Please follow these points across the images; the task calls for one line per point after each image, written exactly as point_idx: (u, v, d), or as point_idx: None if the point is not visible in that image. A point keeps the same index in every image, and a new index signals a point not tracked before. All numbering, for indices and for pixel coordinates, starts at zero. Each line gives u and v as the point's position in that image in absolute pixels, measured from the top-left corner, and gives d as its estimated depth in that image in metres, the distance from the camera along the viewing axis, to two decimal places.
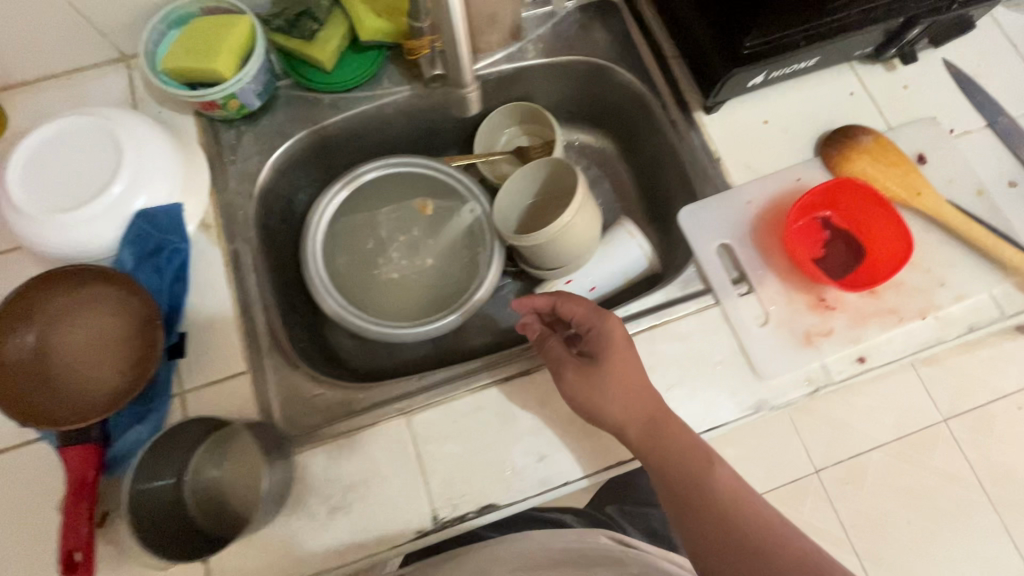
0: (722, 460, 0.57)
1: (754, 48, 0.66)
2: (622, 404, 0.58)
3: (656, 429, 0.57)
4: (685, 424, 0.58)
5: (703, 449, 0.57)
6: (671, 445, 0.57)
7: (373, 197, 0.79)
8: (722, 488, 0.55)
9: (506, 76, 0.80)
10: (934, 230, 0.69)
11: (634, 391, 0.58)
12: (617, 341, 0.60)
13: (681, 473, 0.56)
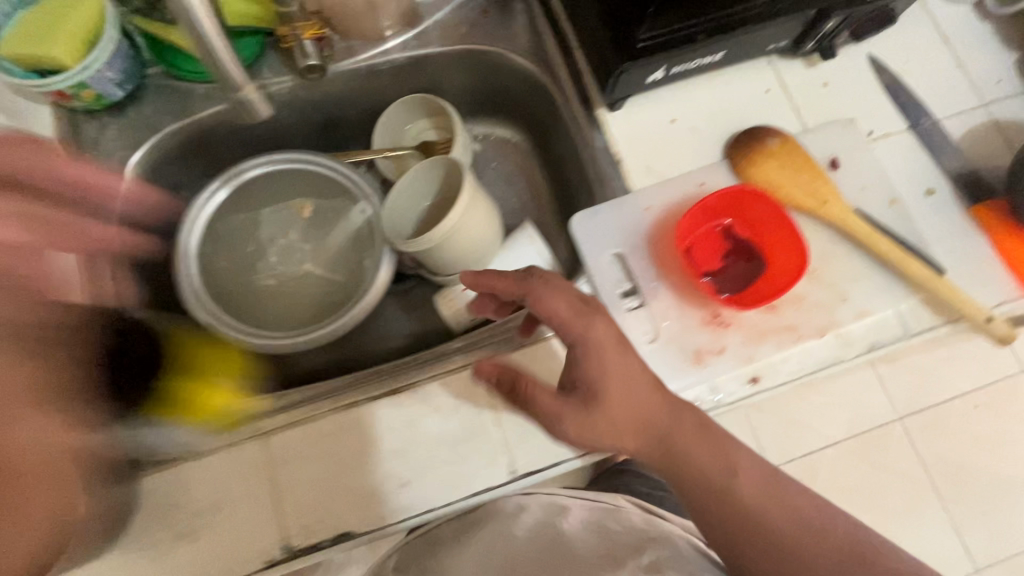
0: (747, 466, 0.55)
1: (647, 42, 0.60)
2: (619, 428, 0.53)
3: (670, 446, 0.54)
4: (702, 433, 0.54)
5: (727, 458, 0.55)
6: (694, 464, 0.54)
7: (257, 195, 0.74)
8: (745, 496, 0.54)
9: (400, 66, 0.74)
10: (841, 241, 0.65)
11: (639, 411, 0.53)
12: (608, 350, 0.53)
13: (706, 489, 0.54)
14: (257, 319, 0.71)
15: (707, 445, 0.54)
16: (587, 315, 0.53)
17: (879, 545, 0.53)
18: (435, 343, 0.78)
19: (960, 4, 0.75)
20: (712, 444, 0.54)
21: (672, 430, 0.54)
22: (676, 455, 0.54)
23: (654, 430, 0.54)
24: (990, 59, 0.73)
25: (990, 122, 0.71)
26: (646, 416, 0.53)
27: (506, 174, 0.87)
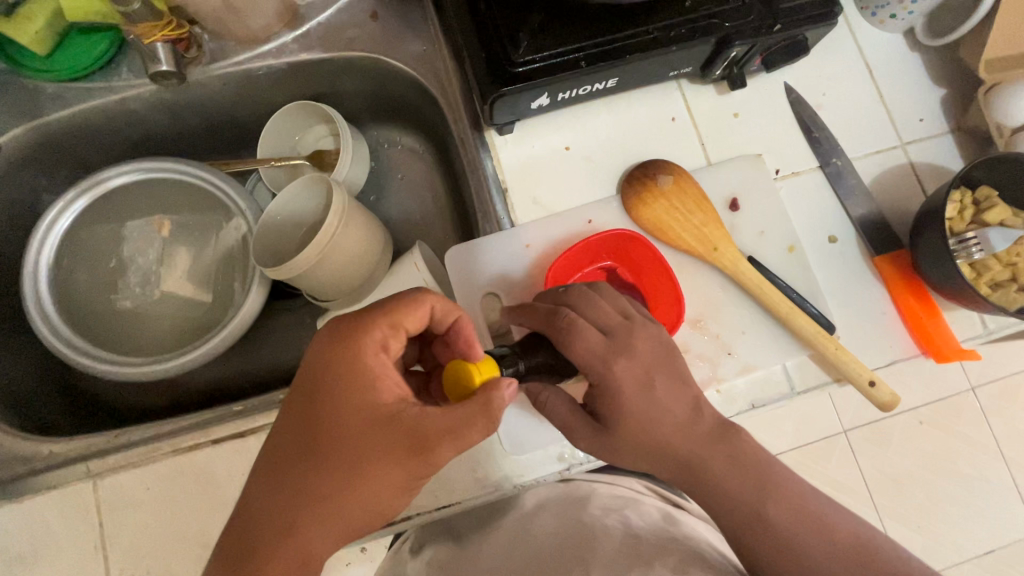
0: (784, 487, 0.49)
1: (523, 68, 0.54)
2: (646, 461, 0.50)
3: (697, 479, 0.49)
4: (729, 459, 0.49)
5: (760, 479, 0.49)
6: (716, 498, 0.49)
7: (121, 207, 0.68)
8: (786, 525, 0.48)
9: (279, 71, 0.68)
10: (731, 290, 0.61)
11: (662, 441, 0.49)
12: (627, 384, 0.49)
13: (734, 519, 0.48)
14: (116, 342, 0.66)
15: (739, 482, 0.49)
16: (618, 349, 0.49)
17: None
18: None
19: (891, 32, 0.69)
20: (747, 479, 0.49)
21: (698, 462, 0.49)
22: (709, 491, 0.49)
23: (682, 462, 0.49)
24: (916, 95, 0.68)
25: (907, 164, 0.66)
26: (671, 447, 0.49)
27: (411, 187, 0.81)
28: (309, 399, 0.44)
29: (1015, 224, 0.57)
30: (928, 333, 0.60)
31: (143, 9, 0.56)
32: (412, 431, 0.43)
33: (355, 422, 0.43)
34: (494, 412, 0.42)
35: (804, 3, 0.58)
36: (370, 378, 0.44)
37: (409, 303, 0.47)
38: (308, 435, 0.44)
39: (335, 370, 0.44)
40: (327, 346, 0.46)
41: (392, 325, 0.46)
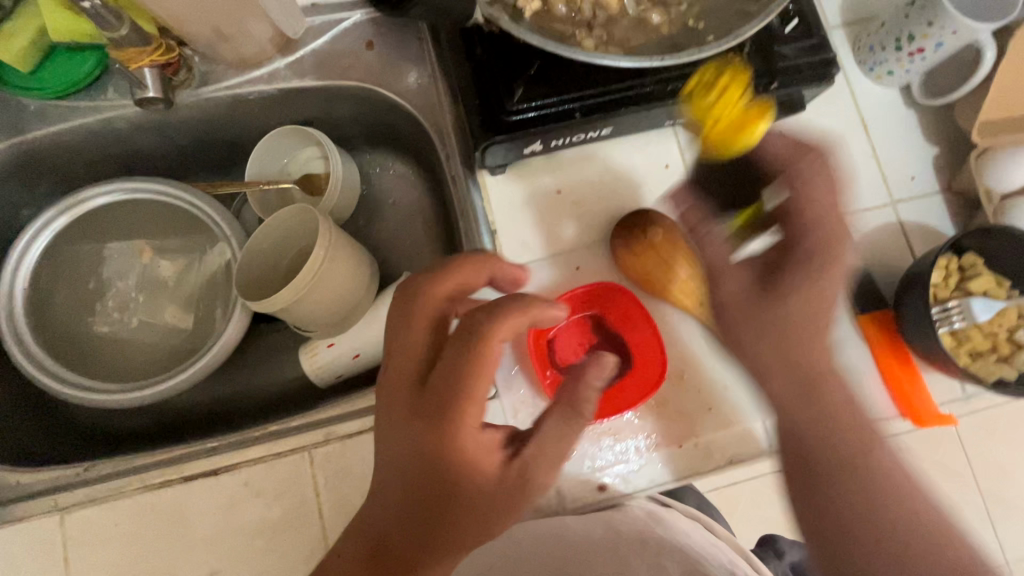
0: (843, 436, 0.52)
1: (517, 117, 0.53)
2: (785, 330, 0.52)
3: (789, 348, 0.52)
4: (841, 386, 0.53)
5: (860, 426, 0.52)
6: (793, 347, 0.52)
7: (103, 227, 0.66)
8: (875, 461, 0.52)
9: (271, 97, 0.66)
10: (716, 343, 0.61)
11: (797, 363, 0.52)
12: (815, 253, 0.51)
13: (836, 417, 0.52)
14: (91, 368, 0.64)
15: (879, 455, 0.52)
16: (790, 245, 0.53)
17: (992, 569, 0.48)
18: (298, 398, 0.72)
19: (888, 88, 0.69)
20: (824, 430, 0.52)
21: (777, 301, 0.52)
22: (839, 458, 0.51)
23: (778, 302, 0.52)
24: (909, 153, 0.68)
25: (897, 223, 0.66)
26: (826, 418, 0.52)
27: (401, 214, 0.80)
28: (413, 463, 0.43)
29: (997, 295, 0.57)
30: (908, 396, 0.61)
31: (131, 35, 0.55)
32: (523, 469, 0.45)
33: (472, 470, 0.43)
34: (583, 402, 0.46)
35: (803, 62, 0.57)
36: (466, 435, 0.42)
37: (470, 345, 0.42)
38: (430, 491, 0.43)
39: (429, 431, 0.43)
40: (405, 406, 0.44)
41: (460, 383, 0.42)
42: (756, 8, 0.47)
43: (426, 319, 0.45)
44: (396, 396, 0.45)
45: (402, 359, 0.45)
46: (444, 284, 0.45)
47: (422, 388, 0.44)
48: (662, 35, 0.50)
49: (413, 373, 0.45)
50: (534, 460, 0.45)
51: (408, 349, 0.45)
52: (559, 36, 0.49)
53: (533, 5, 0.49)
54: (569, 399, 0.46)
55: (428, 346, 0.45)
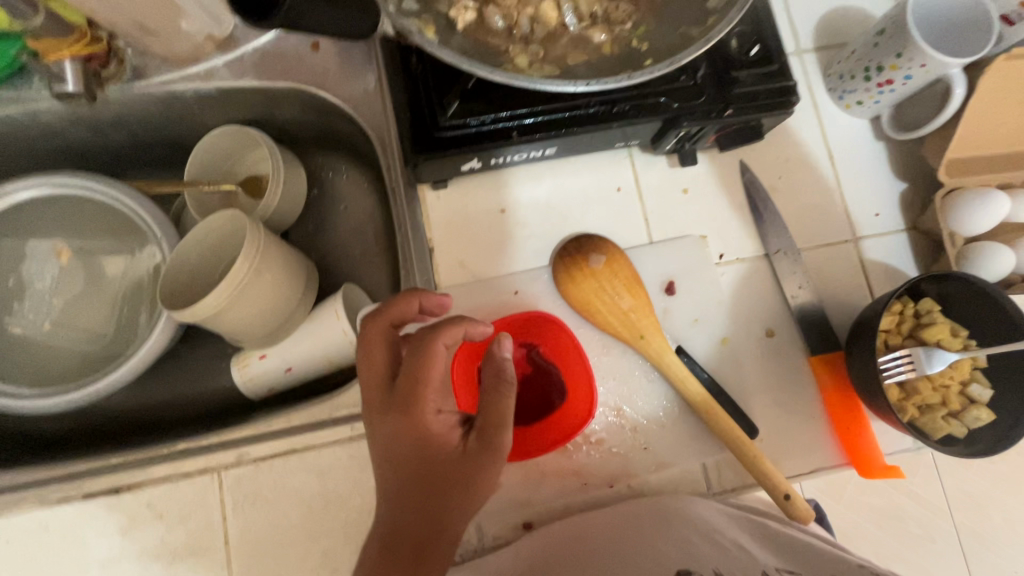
0: None
1: (450, 133, 0.51)
2: None
3: None
4: None
5: None
6: None
7: (29, 223, 0.63)
8: None
9: (208, 95, 0.63)
10: (656, 378, 0.58)
11: None
12: None
13: None
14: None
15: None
16: None
17: None
18: (228, 409, 0.69)
19: (857, 118, 0.66)
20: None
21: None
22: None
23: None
24: (875, 188, 0.65)
25: (858, 261, 0.63)
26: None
27: (351, 221, 0.77)
28: (392, 452, 0.46)
29: (951, 345, 0.54)
30: (855, 443, 0.57)
31: (49, 24, 0.52)
32: (486, 442, 0.46)
33: (438, 445, 0.46)
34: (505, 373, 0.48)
35: (760, 89, 0.54)
36: (427, 415, 0.45)
37: (422, 342, 0.46)
38: (413, 472, 0.45)
39: (395, 420, 0.45)
40: (377, 406, 0.47)
41: (417, 372, 0.46)
42: (700, 32, 0.44)
43: (383, 334, 0.49)
44: (368, 401, 0.48)
45: (368, 370, 0.48)
46: (392, 311, 0.49)
47: (389, 390, 0.47)
48: (604, 56, 0.47)
49: (380, 381, 0.48)
50: (492, 429, 0.46)
51: (371, 360, 0.48)
52: (492, 51, 0.46)
53: (467, 16, 0.46)
54: (493, 377, 0.47)
55: (391, 357, 0.49)
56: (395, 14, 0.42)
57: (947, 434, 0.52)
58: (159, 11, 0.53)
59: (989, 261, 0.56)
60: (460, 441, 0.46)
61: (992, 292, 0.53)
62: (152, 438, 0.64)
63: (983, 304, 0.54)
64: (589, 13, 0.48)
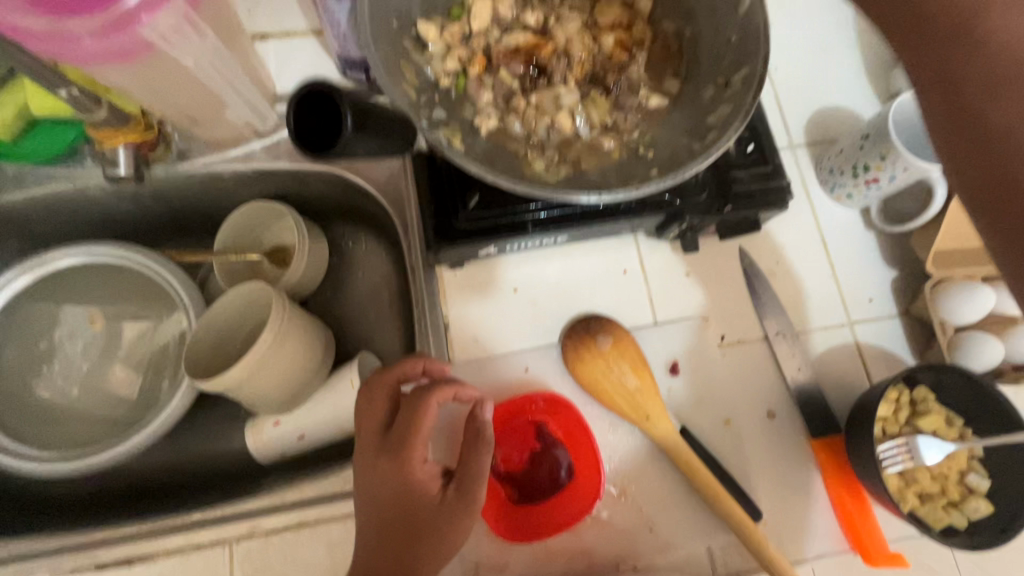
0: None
1: (469, 224, 0.55)
2: None
3: None
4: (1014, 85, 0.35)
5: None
6: None
7: (68, 289, 0.67)
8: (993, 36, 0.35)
9: (245, 175, 0.68)
10: (661, 458, 0.60)
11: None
12: None
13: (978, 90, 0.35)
14: (21, 434, 0.62)
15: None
16: None
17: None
18: (238, 474, 0.69)
19: (849, 209, 0.71)
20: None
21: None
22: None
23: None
24: (868, 275, 0.69)
25: (853, 344, 0.66)
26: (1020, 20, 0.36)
27: (367, 288, 0.80)
28: (377, 495, 0.48)
29: (947, 435, 0.56)
30: (857, 531, 0.57)
31: (109, 116, 0.57)
32: (461, 496, 0.48)
33: (419, 493, 0.48)
34: (485, 434, 0.50)
35: (756, 189, 0.59)
36: (414, 464, 0.48)
37: (417, 395, 0.50)
38: (392, 514, 0.48)
39: (385, 465, 0.48)
40: (370, 450, 0.50)
41: (410, 424, 0.49)
42: (701, 146, 0.48)
43: (386, 387, 0.52)
44: (363, 446, 0.51)
45: (367, 418, 0.51)
46: (397, 369, 0.52)
47: (383, 438, 0.50)
48: (613, 160, 0.51)
49: (376, 430, 0.50)
50: (469, 482, 0.48)
51: (371, 409, 0.51)
52: (512, 154, 0.51)
53: (489, 124, 0.51)
54: (471, 438, 0.50)
55: (391, 408, 0.51)
56: (428, 127, 0.47)
57: (948, 524, 0.54)
58: (207, 106, 0.59)
59: (980, 349, 0.59)
60: (440, 490, 0.49)
61: (986, 386, 0.55)
62: (162, 504, 0.65)
63: (977, 396, 0.56)
64: (599, 122, 0.53)
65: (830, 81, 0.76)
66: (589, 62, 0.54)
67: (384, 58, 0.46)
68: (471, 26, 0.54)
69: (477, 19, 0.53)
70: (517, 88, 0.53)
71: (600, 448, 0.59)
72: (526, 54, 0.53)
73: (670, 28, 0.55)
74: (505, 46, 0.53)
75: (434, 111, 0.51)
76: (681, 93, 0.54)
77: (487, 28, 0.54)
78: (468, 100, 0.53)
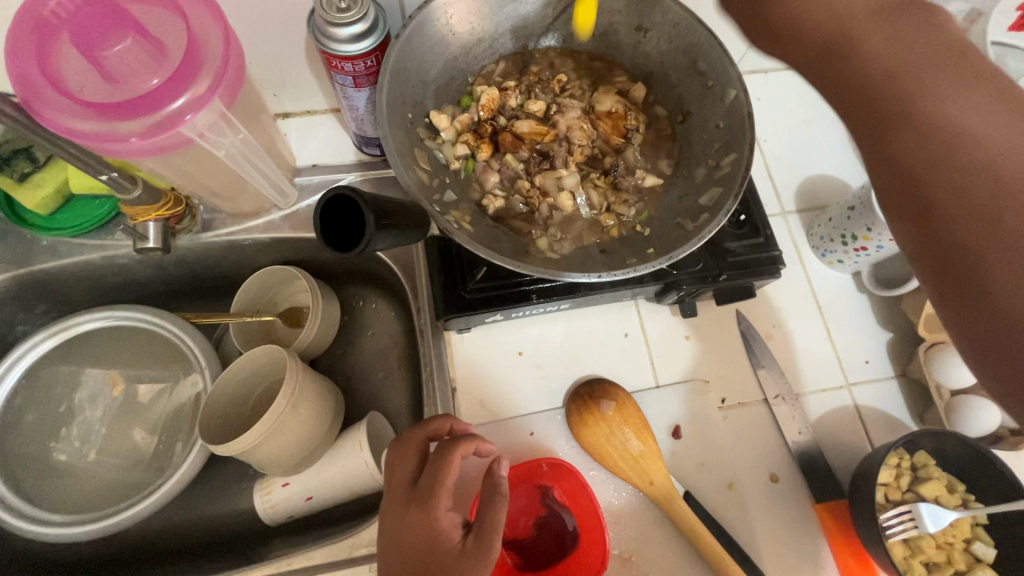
0: (892, 54, 0.37)
1: (477, 295, 0.58)
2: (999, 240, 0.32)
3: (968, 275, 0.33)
4: (940, 134, 0.35)
5: (851, 58, 0.39)
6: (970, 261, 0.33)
7: (91, 352, 0.70)
8: (909, 93, 0.36)
9: (263, 243, 0.72)
10: (666, 524, 0.60)
11: (956, 231, 0.33)
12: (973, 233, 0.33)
13: (914, 144, 0.35)
14: (35, 497, 0.63)
15: (975, 110, 0.34)
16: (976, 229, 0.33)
17: (882, 49, 0.37)
18: (243, 538, 0.69)
19: (841, 272, 0.74)
20: (946, 72, 0.36)
21: (854, 27, 0.39)
22: (968, 146, 0.34)
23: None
24: (863, 338, 0.71)
25: (853, 406, 0.67)
26: (946, 85, 0.35)
27: (377, 347, 0.82)
28: (403, 543, 0.47)
29: (949, 502, 0.56)
30: None
31: (144, 196, 0.61)
32: (478, 545, 0.47)
33: (442, 541, 0.47)
34: (499, 488, 0.50)
35: (749, 259, 0.62)
36: (439, 510, 0.47)
37: (443, 447, 0.50)
38: (413, 563, 0.46)
39: (413, 512, 0.48)
40: (399, 499, 0.50)
41: (436, 472, 0.49)
42: (694, 227, 0.51)
43: (417, 443, 0.52)
44: (392, 497, 0.51)
45: (396, 472, 0.52)
46: (427, 425, 0.53)
47: (410, 489, 0.50)
48: (612, 237, 0.56)
49: (404, 483, 0.51)
50: (488, 529, 0.47)
51: (402, 462, 0.52)
52: (516, 232, 0.55)
53: (496, 204, 0.56)
54: (489, 490, 0.50)
55: (420, 462, 0.52)
56: (439, 212, 0.50)
57: None
58: (229, 184, 0.63)
59: (975, 415, 0.60)
60: (460, 539, 0.48)
61: (988, 454, 0.56)
62: (169, 569, 0.65)
63: (978, 463, 0.57)
64: (598, 202, 0.57)
65: (817, 152, 0.80)
66: (589, 146, 0.59)
67: (399, 148, 0.51)
68: (479, 113, 0.58)
69: (486, 107, 0.58)
70: (522, 170, 0.58)
71: (605, 513, 0.60)
72: (530, 139, 0.58)
73: (661, 113, 0.61)
74: (511, 131, 0.59)
75: (443, 193, 0.55)
76: (675, 173, 0.58)
77: (494, 115, 0.59)
78: (477, 182, 0.58)
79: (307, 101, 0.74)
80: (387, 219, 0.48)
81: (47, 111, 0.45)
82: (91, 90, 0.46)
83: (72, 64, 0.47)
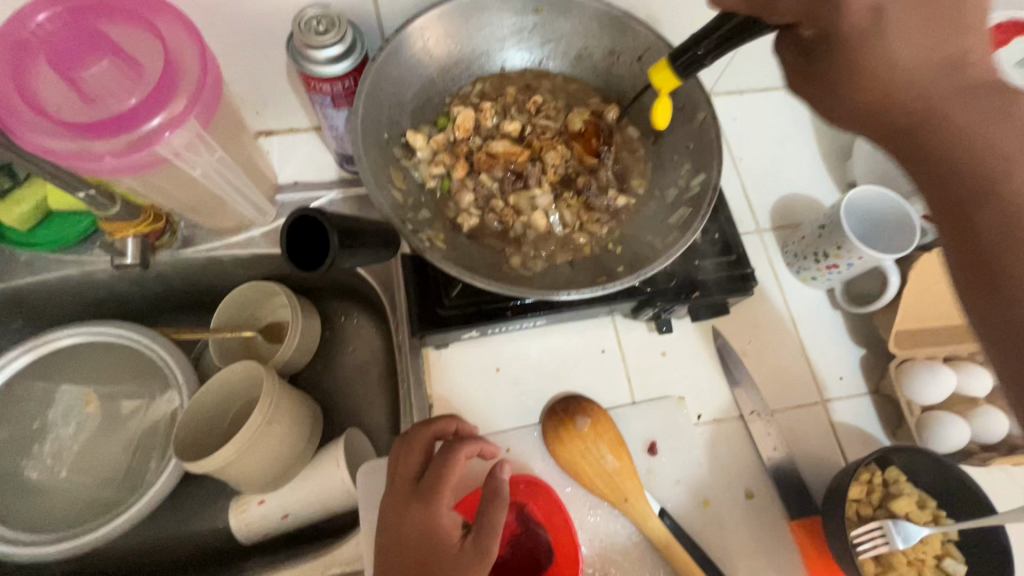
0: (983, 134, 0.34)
1: (451, 312, 0.58)
2: None
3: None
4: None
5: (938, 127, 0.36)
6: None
7: (67, 368, 0.70)
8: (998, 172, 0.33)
9: (243, 259, 0.73)
10: (641, 541, 0.60)
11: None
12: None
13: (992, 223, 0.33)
14: (6, 516, 0.63)
15: None
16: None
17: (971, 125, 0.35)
18: (218, 556, 0.69)
19: (816, 289, 0.75)
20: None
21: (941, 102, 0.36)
22: None
23: (938, 71, 0.36)
24: (839, 354, 0.72)
25: (829, 422, 0.68)
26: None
27: (358, 362, 0.82)
28: (404, 539, 0.47)
29: (920, 518, 0.57)
30: None
31: (122, 211, 0.62)
32: (478, 547, 0.47)
33: (442, 539, 0.47)
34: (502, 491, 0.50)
35: (721, 277, 0.63)
36: (442, 508, 0.48)
37: (450, 447, 0.50)
38: (411, 559, 0.46)
39: (416, 509, 0.48)
40: (402, 495, 0.49)
41: (443, 470, 0.49)
42: (664, 245, 0.52)
43: (423, 441, 0.51)
44: (394, 493, 0.50)
45: (401, 468, 0.51)
46: (433, 424, 0.52)
47: (414, 486, 0.49)
48: (585, 255, 0.57)
49: (407, 479, 0.50)
50: (488, 531, 0.47)
51: (407, 458, 0.51)
52: (491, 250, 0.56)
53: (470, 222, 0.57)
54: (490, 492, 0.50)
55: (425, 460, 0.51)
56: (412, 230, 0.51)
57: None
58: (209, 202, 0.64)
59: (946, 431, 0.60)
60: (459, 538, 0.48)
61: (954, 468, 0.57)
62: None
63: (947, 479, 0.57)
64: (571, 220, 0.58)
65: (792, 172, 0.82)
66: (563, 167, 0.60)
67: (373, 168, 0.51)
68: (456, 133, 0.60)
69: (462, 127, 0.59)
70: (496, 189, 0.59)
71: (579, 530, 0.60)
72: (505, 159, 0.59)
73: (634, 133, 0.62)
74: (487, 151, 0.60)
75: (418, 212, 0.56)
76: (648, 193, 0.59)
77: (469, 136, 0.60)
78: (453, 201, 0.59)
79: (290, 119, 0.75)
80: (352, 240, 0.48)
81: (23, 129, 0.45)
82: (68, 110, 0.47)
83: (49, 84, 0.47)
